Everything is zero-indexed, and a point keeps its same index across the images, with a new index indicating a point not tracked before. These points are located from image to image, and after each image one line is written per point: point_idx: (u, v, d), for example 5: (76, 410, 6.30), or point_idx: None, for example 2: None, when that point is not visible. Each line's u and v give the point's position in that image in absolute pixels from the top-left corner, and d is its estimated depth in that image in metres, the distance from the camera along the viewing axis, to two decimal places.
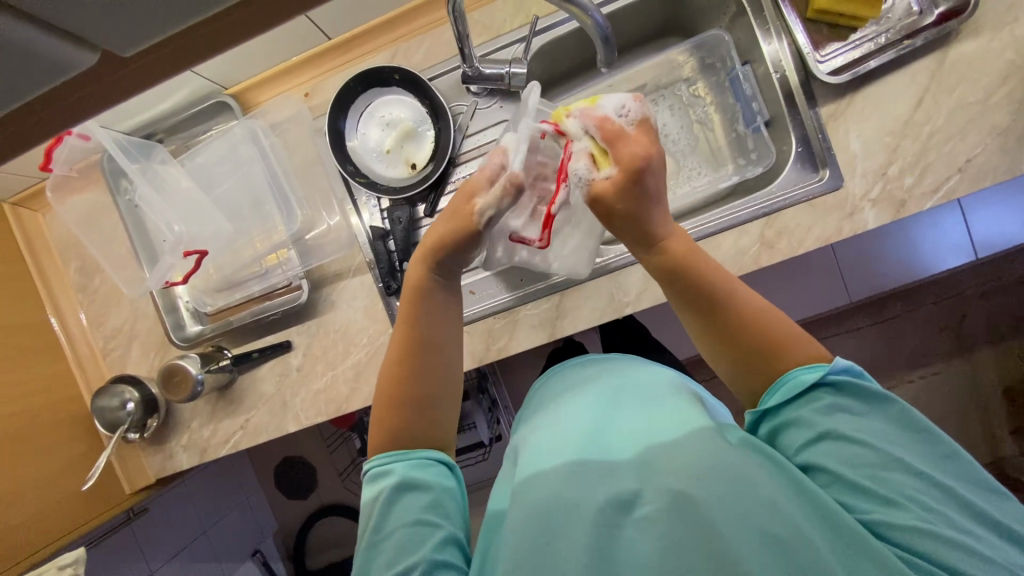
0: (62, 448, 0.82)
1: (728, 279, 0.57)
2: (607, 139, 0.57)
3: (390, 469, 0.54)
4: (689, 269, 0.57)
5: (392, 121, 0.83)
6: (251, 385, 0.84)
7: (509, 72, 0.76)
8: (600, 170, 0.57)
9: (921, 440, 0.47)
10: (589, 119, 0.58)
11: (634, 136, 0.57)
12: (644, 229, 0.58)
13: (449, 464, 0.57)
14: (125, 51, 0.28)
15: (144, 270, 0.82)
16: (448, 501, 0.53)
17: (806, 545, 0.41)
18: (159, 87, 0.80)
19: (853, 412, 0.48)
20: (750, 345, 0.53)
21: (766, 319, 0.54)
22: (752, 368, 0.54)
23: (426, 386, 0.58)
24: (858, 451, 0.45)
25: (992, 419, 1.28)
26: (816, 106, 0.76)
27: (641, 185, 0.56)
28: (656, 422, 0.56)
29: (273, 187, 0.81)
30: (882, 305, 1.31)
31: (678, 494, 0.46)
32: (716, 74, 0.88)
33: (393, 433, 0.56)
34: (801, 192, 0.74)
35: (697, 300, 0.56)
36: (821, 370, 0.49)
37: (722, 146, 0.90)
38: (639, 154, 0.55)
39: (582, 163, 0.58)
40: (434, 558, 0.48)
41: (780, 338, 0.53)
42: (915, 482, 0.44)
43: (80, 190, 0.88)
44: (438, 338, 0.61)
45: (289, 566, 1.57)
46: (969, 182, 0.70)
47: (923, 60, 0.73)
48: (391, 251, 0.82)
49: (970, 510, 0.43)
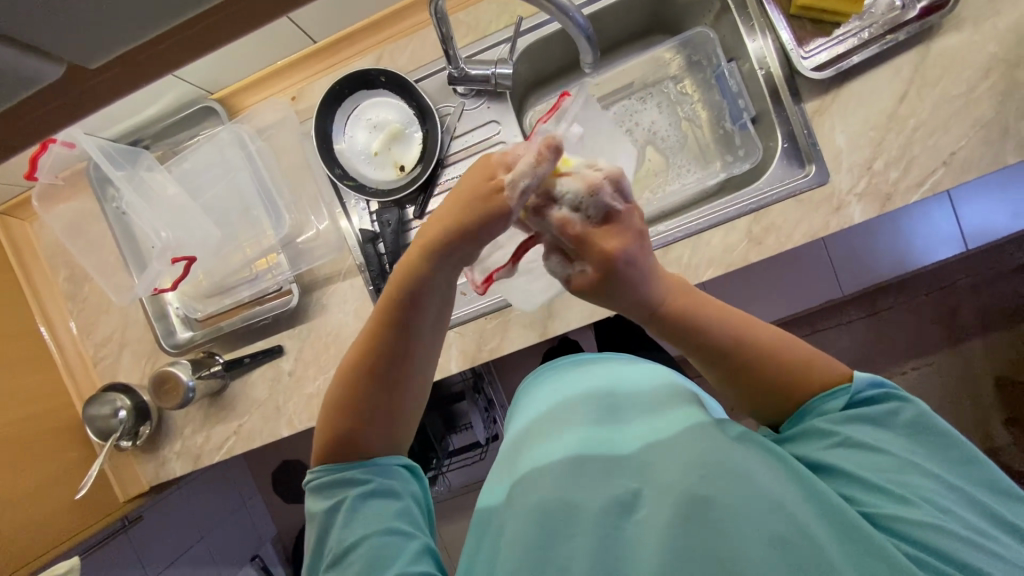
0: (53, 458, 0.81)
1: (730, 324, 0.54)
2: (572, 242, 0.47)
3: (352, 479, 0.54)
4: (692, 321, 0.53)
5: (380, 124, 0.84)
6: (243, 391, 0.84)
7: (495, 72, 0.76)
8: (574, 265, 0.49)
9: (937, 445, 0.47)
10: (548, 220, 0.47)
11: (602, 229, 0.47)
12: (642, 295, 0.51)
13: (412, 469, 0.58)
14: (93, 63, 0.28)
15: (133, 277, 0.82)
16: (414, 509, 0.54)
17: (814, 544, 0.41)
18: (143, 93, 0.80)
19: (869, 418, 0.48)
20: (760, 387, 0.53)
21: (776, 356, 0.52)
22: (769, 404, 0.53)
23: (393, 403, 0.57)
24: (874, 454, 0.46)
25: (985, 409, 1.29)
26: (802, 102, 0.76)
27: (625, 276, 0.48)
28: (654, 428, 0.56)
29: (262, 193, 0.81)
30: (874, 298, 1.32)
31: (690, 493, 0.46)
32: (703, 71, 0.89)
33: (350, 444, 0.56)
34: (787, 188, 0.75)
35: (706, 352, 0.53)
36: (847, 395, 0.50)
37: (710, 143, 0.91)
38: (611, 251, 0.47)
39: (554, 264, 0.50)
40: (409, 568, 0.48)
41: (791, 374, 0.52)
42: (931, 484, 0.44)
43: (67, 198, 0.88)
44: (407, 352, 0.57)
45: (288, 570, 1.56)
46: (955, 174, 0.71)
47: (906, 55, 0.74)
48: (381, 254, 0.81)
49: (983, 511, 0.44)
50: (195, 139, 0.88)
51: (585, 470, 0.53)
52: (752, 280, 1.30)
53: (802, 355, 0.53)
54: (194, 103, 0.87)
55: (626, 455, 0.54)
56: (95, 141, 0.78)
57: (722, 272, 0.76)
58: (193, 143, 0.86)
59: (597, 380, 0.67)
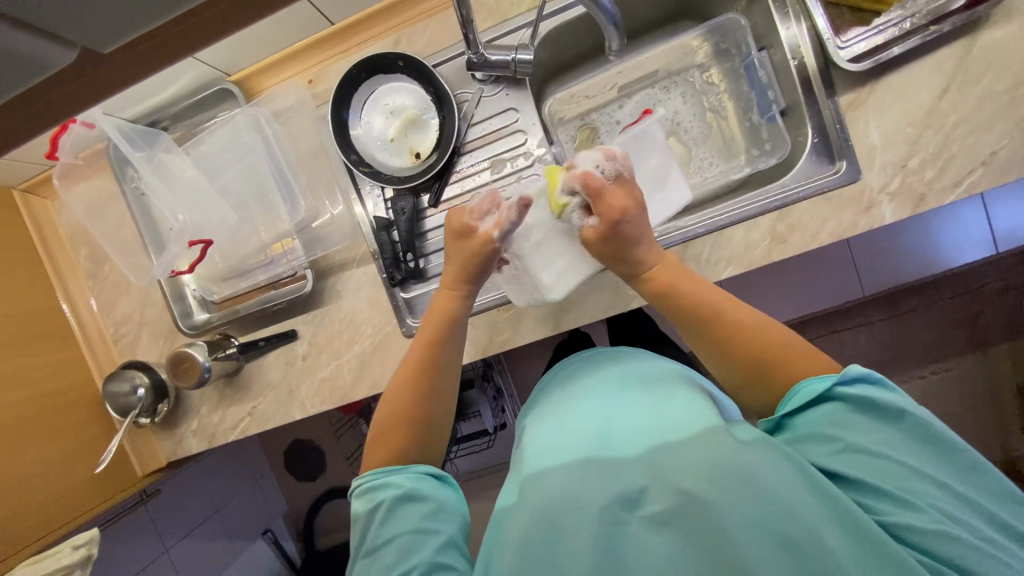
0: (75, 432, 0.84)
1: (717, 301, 0.61)
2: (592, 192, 0.60)
3: (387, 482, 0.58)
4: (683, 295, 0.62)
5: (397, 109, 0.82)
6: (258, 373, 0.85)
7: (515, 58, 0.74)
8: (589, 218, 0.62)
9: (940, 450, 0.47)
10: (573, 179, 0.61)
11: (614, 189, 0.61)
12: (635, 259, 0.63)
13: (443, 476, 0.60)
14: (106, 49, 0.28)
15: (151, 258, 0.83)
16: (446, 508, 0.56)
17: (826, 550, 0.41)
18: (162, 74, 0.80)
19: (865, 421, 0.49)
20: (750, 361, 0.58)
21: (759, 332, 0.59)
22: (759, 378, 0.58)
23: (429, 413, 0.65)
24: (877, 459, 0.46)
25: (1007, 417, 1.26)
26: (835, 95, 0.73)
27: (621, 232, 0.61)
28: (663, 422, 0.56)
29: (278, 177, 0.81)
30: (896, 299, 1.28)
31: (688, 494, 0.46)
32: (731, 60, 0.86)
33: (393, 453, 0.62)
34: (814, 185, 0.72)
35: (698, 321, 0.61)
36: (829, 381, 0.52)
37: (735, 136, 0.88)
38: (620, 206, 0.60)
39: (575, 213, 0.63)
40: (435, 559, 0.51)
41: (774, 350, 0.57)
42: (936, 491, 0.44)
43: (87, 177, 0.89)
44: (446, 368, 0.67)
45: (299, 545, 1.61)
46: (994, 176, 0.67)
47: (949, 47, 0.70)
48: (395, 241, 0.81)
49: (987, 517, 0.44)
50: (213, 121, 0.88)
51: (587, 463, 0.53)
52: (770, 277, 1.27)
53: (787, 338, 0.58)
54: (212, 84, 0.86)
55: (633, 452, 0.54)
56: (114, 121, 0.78)
57: (742, 271, 0.74)
58: (211, 126, 0.86)
59: (607, 375, 0.68)
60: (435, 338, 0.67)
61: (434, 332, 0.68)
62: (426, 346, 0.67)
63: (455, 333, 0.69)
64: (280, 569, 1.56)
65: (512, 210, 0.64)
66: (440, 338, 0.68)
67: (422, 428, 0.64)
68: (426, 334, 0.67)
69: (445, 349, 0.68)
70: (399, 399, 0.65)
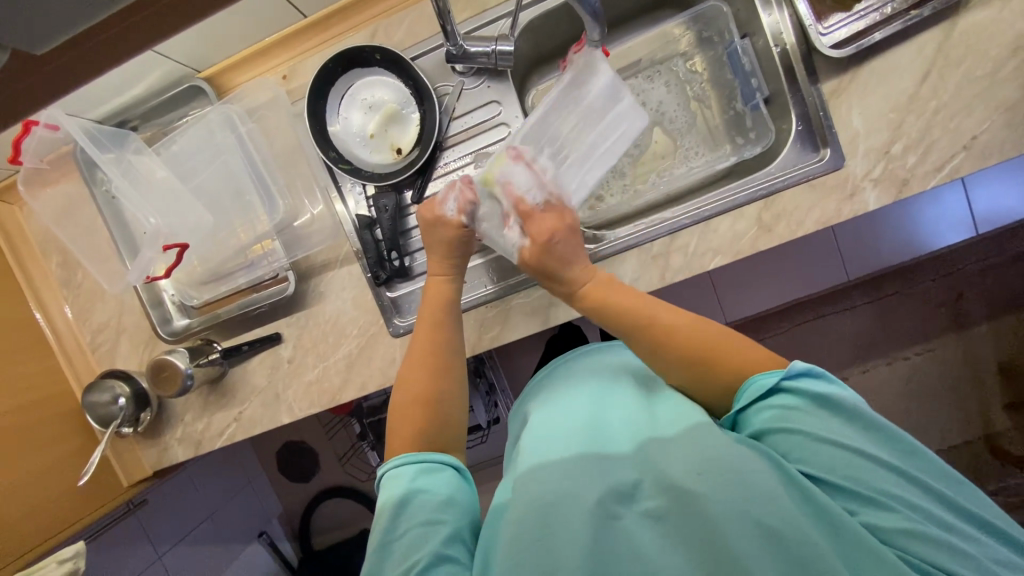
0: (54, 445, 0.81)
1: (648, 309, 0.62)
2: (526, 212, 0.69)
3: (401, 472, 0.58)
4: (612, 306, 0.63)
5: (375, 104, 0.80)
6: (243, 379, 0.83)
7: (495, 49, 0.72)
8: (524, 237, 0.69)
9: (888, 441, 0.48)
10: (509, 194, 0.70)
11: (543, 213, 0.69)
12: (566, 277, 0.66)
13: (460, 468, 0.60)
14: (40, 48, 0.27)
15: (125, 264, 0.80)
16: (457, 502, 0.56)
17: (808, 544, 0.41)
18: (127, 72, 0.76)
19: (815, 417, 0.50)
20: (690, 357, 0.58)
21: (694, 333, 0.59)
22: (703, 372, 0.58)
23: (439, 390, 0.65)
24: (837, 453, 0.47)
25: (986, 395, 1.29)
26: (819, 82, 0.72)
27: (552, 250, 0.67)
28: (653, 418, 0.57)
29: (255, 177, 0.79)
30: (879, 283, 1.30)
31: (681, 487, 0.47)
32: (714, 48, 0.86)
33: (410, 438, 0.61)
34: (799, 173, 0.72)
35: (631, 327, 0.62)
36: (777, 375, 0.53)
37: (719, 125, 0.87)
38: (549, 227, 0.67)
39: (513, 233, 0.69)
40: (441, 552, 0.50)
41: (708, 346, 0.58)
42: (893, 481, 0.45)
43: (54, 182, 0.86)
44: (452, 343, 0.69)
45: (295, 545, 1.61)
46: (974, 160, 0.68)
47: (930, 31, 0.69)
48: (379, 240, 0.79)
49: (940, 501, 0.45)
50: (185, 120, 0.85)
51: (574, 460, 0.53)
52: (757, 265, 1.28)
53: (724, 334, 0.59)
54: (181, 81, 0.83)
55: (619, 451, 0.54)
56: (79, 123, 0.75)
57: (729, 261, 0.73)
58: (182, 125, 0.83)
59: (583, 377, 0.69)
60: (438, 321, 0.70)
61: (434, 318, 0.70)
62: (428, 331, 0.69)
63: (452, 316, 0.71)
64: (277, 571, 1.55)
65: (466, 189, 0.70)
66: (442, 321, 0.70)
67: (434, 407, 0.64)
68: (428, 318, 0.70)
69: (447, 331, 0.70)
70: (414, 380, 0.66)
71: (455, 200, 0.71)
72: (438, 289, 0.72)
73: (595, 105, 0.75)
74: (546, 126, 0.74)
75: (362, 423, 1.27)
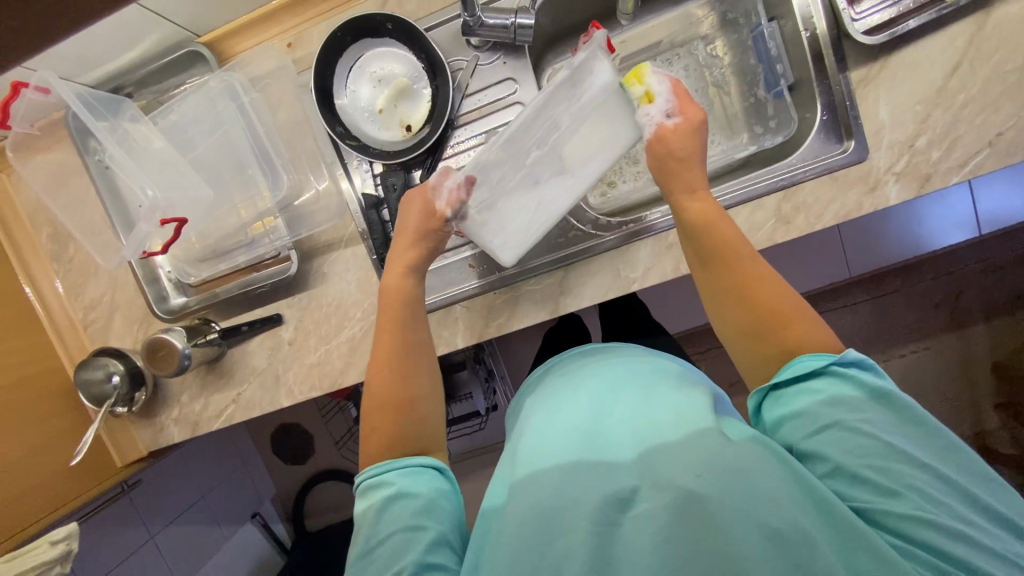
0: (47, 422, 0.79)
1: (746, 249, 0.60)
2: (676, 93, 0.67)
3: (381, 480, 0.57)
4: (716, 230, 0.62)
5: (385, 77, 0.77)
6: (241, 360, 0.81)
7: (515, 22, 0.69)
8: (669, 115, 0.66)
9: (927, 436, 0.46)
10: (664, 79, 0.66)
11: (687, 101, 0.67)
12: (693, 172, 0.65)
13: (441, 469, 0.59)
14: None
15: (121, 238, 0.77)
16: (437, 505, 0.54)
17: (806, 539, 0.41)
18: (121, 33, 0.73)
19: (859, 400, 0.48)
20: (758, 315, 0.56)
21: (787, 315, 0.56)
22: (762, 331, 0.56)
23: (409, 393, 0.63)
24: (865, 442, 0.46)
25: (981, 396, 1.30)
26: (846, 70, 0.70)
27: (697, 134, 0.66)
28: (643, 422, 0.55)
29: (257, 151, 0.76)
30: (881, 280, 1.29)
31: (683, 492, 0.46)
32: (738, 31, 0.82)
33: (387, 443, 0.60)
34: (822, 165, 0.70)
35: (726, 260, 0.60)
36: (828, 358, 0.51)
37: (738, 113, 0.84)
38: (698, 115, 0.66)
39: (658, 108, 0.66)
40: (423, 560, 0.49)
41: (795, 326, 0.55)
42: (921, 474, 0.44)
43: (46, 150, 0.82)
44: (419, 340, 0.67)
45: (289, 526, 1.60)
46: (999, 157, 0.66)
47: (962, 22, 0.67)
48: (386, 221, 0.77)
49: (970, 500, 0.43)
50: (183, 88, 0.81)
51: (574, 461, 0.52)
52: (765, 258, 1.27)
53: (799, 309, 0.56)
54: (180, 46, 0.79)
55: (619, 454, 0.52)
56: (69, 86, 0.71)
57: None
58: (181, 92, 0.79)
59: (593, 369, 0.67)
60: (400, 320, 0.67)
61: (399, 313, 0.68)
62: (395, 331, 0.66)
63: (417, 314, 0.69)
64: (271, 551, 1.55)
65: (460, 187, 0.68)
66: (410, 321, 0.68)
67: (408, 411, 0.62)
68: (390, 319, 0.67)
69: (412, 330, 0.68)
70: (385, 383, 0.64)
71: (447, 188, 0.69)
72: (402, 280, 0.69)
73: (593, 107, 0.68)
74: (539, 122, 0.68)
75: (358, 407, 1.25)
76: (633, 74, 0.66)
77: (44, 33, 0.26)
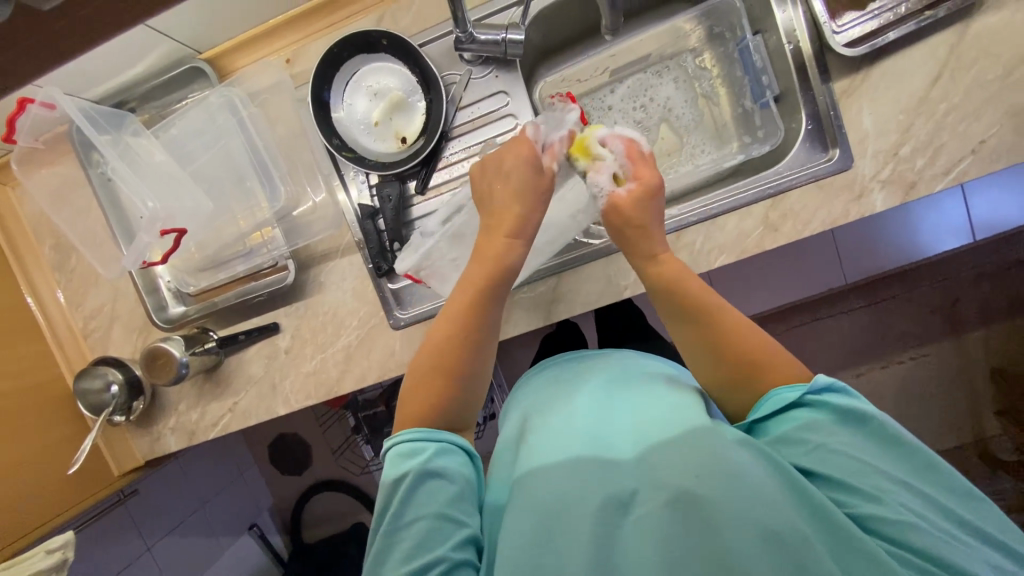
0: (44, 432, 0.80)
1: (712, 306, 0.59)
2: (629, 158, 0.65)
3: (423, 447, 0.56)
4: (681, 290, 0.60)
5: (381, 91, 0.79)
6: (239, 368, 0.82)
7: (506, 37, 0.71)
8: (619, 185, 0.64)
9: (903, 452, 0.47)
10: (614, 146, 0.66)
11: (641, 163, 0.65)
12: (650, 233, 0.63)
13: (471, 453, 0.59)
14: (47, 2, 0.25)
15: (121, 248, 0.78)
16: (468, 495, 0.55)
17: (802, 541, 0.41)
18: (125, 51, 0.75)
19: (828, 423, 0.49)
20: (734, 371, 0.56)
21: (761, 355, 0.56)
22: (741, 386, 0.56)
23: (466, 378, 0.61)
24: (844, 459, 0.46)
25: (979, 402, 1.30)
26: (830, 81, 0.72)
27: (652, 200, 0.64)
28: (654, 418, 0.55)
29: (256, 163, 0.77)
30: (877, 287, 1.30)
31: (682, 492, 0.46)
32: (725, 45, 0.84)
33: (427, 410, 0.59)
34: (809, 173, 0.71)
35: (693, 321, 0.59)
36: (800, 390, 0.51)
37: (727, 123, 0.86)
38: (649, 176, 0.64)
39: (605, 179, 0.64)
40: (453, 557, 0.50)
41: (772, 366, 0.55)
42: (899, 488, 0.44)
43: (50, 162, 0.84)
44: (490, 324, 0.63)
45: (286, 538, 1.59)
46: (981, 164, 0.68)
47: (941, 33, 0.69)
48: (381, 230, 0.78)
49: (946, 513, 0.44)
50: (185, 103, 0.83)
51: (570, 462, 0.53)
52: (760, 265, 1.27)
53: (771, 354, 0.56)
54: (182, 63, 0.81)
55: (622, 453, 0.53)
56: (74, 101, 0.73)
57: (735, 259, 0.73)
58: (182, 107, 0.81)
59: (598, 369, 0.68)
60: (483, 297, 0.62)
61: (480, 279, 0.62)
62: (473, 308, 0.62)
63: (498, 292, 0.63)
64: (268, 564, 1.54)
65: (563, 142, 0.67)
66: (489, 301, 0.63)
67: (461, 393, 0.61)
68: (467, 287, 0.62)
69: (487, 313, 0.63)
70: (445, 356, 0.61)
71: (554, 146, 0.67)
72: (506, 249, 0.62)
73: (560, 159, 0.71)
74: None
75: (356, 416, 1.25)
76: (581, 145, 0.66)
77: (51, 50, 0.28)
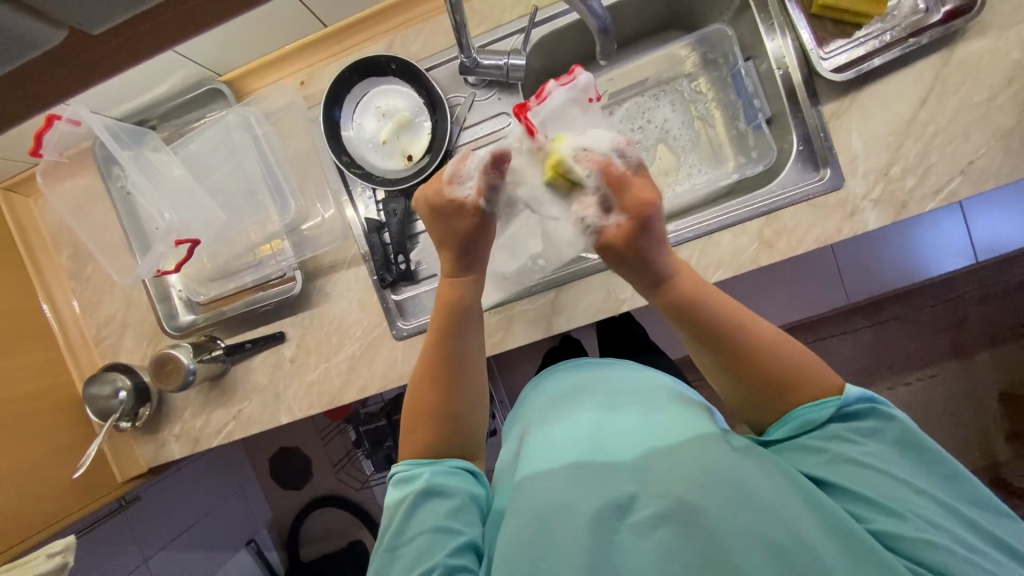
0: (53, 436, 0.82)
1: (736, 320, 0.56)
2: (614, 177, 0.56)
3: (417, 474, 0.58)
4: (700, 311, 0.57)
5: (389, 112, 0.83)
6: (244, 376, 0.84)
7: (508, 63, 0.75)
8: (611, 216, 0.56)
9: (927, 464, 0.48)
10: (592, 166, 0.57)
11: (636, 180, 0.57)
12: (654, 267, 0.57)
13: (476, 473, 0.60)
14: (93, 30, 0.27)
15: (136, 258, 0.82)
16: (469, 508, 0.55)
17: (811, 552, 0.42)
18: (151, 72, 0.80)
19: (851, 430, 0.49)
20: (770, 381, 0.53)
21: (777, 353, 0.54)
22: (776, 395, 0.53)
23: (458, 406, 0.62)
24: (865, 472, 0.46)
25: (988, 424, 1.28)
26: (819, 104, 0.75)
27: (649, 223, 0.55)
28: (654, 427, 0.56)
29: (269, 178, 0.81)
30: (880, 307, 1.30)
31: (679, 501, 0.47)
32: (719, 70, 0.88)
33: (424, 445, 0.60)
34: (800, 192, 0.74)
35: (717, 341, 0.56)
36: (834, 406, 0.50)
37: (723, 143, 0.89)
38: (645, 198, 0.56)
39: (592, 210, 0.57)
40: (449, 563, 0.50)
41: (803, 376, 0.53)
42: (921, 498, 0.45)
43: (72, 176, 0.89)
44: (464, 349, 0.64)
45: (284, 554, 1.58)
46: (972, 184, 0.69)
47: (927, 59, 0.72)
48: (386, 243, 0.81)
49: (970, 525, 0.44)
50: (203, 120, 0.88)
51: (576, 467, 0.53)
52: (759, 282, 1.28)
53: (803, 360, 0.54)
54: (202, 84, 0.86)
55: (623, 461, 0.54)
56: (100, 119, 0.77)
57: (731, 275, 0.75)
58: (201, 125, 0.85)
59: (602, 379, 0.68)
60: (450, 324, 0.64)
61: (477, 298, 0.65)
62: (442, 335, 0.64)
63: (468, 320, 0.65)
64: None
65: (487, 169, 0.61)
66: (461, 316, 0.64)
67: (453, 420, 0.61)
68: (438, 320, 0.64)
69: (460, 339, 0.64)
70: (426, 392, 0.62)
71: (475, 180, 0.62)
72: (451, 289, 0.65)
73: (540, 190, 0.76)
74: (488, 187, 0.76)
75: (357, 429, 1.26)
76: (553, 162, 0.60)
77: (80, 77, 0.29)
